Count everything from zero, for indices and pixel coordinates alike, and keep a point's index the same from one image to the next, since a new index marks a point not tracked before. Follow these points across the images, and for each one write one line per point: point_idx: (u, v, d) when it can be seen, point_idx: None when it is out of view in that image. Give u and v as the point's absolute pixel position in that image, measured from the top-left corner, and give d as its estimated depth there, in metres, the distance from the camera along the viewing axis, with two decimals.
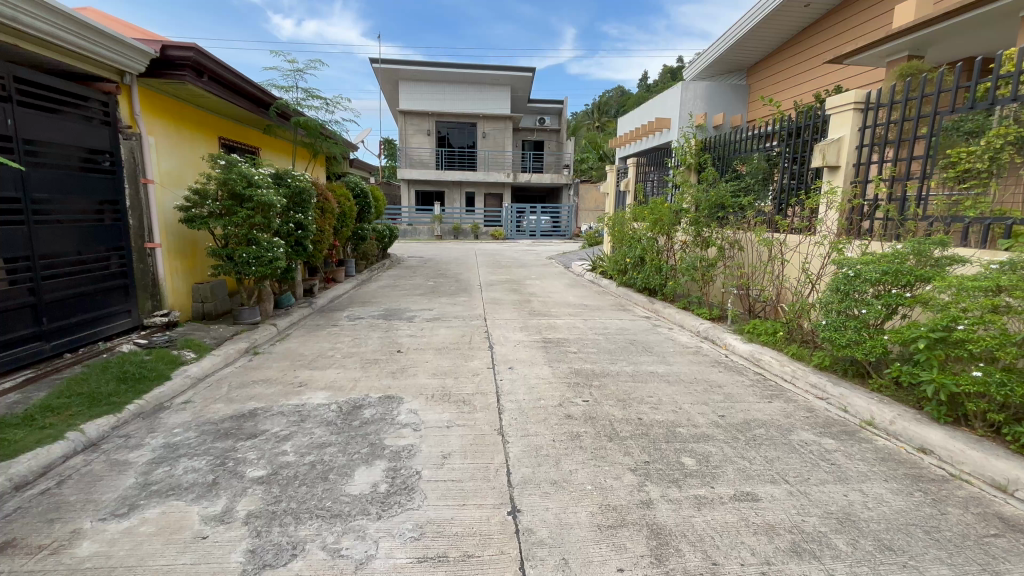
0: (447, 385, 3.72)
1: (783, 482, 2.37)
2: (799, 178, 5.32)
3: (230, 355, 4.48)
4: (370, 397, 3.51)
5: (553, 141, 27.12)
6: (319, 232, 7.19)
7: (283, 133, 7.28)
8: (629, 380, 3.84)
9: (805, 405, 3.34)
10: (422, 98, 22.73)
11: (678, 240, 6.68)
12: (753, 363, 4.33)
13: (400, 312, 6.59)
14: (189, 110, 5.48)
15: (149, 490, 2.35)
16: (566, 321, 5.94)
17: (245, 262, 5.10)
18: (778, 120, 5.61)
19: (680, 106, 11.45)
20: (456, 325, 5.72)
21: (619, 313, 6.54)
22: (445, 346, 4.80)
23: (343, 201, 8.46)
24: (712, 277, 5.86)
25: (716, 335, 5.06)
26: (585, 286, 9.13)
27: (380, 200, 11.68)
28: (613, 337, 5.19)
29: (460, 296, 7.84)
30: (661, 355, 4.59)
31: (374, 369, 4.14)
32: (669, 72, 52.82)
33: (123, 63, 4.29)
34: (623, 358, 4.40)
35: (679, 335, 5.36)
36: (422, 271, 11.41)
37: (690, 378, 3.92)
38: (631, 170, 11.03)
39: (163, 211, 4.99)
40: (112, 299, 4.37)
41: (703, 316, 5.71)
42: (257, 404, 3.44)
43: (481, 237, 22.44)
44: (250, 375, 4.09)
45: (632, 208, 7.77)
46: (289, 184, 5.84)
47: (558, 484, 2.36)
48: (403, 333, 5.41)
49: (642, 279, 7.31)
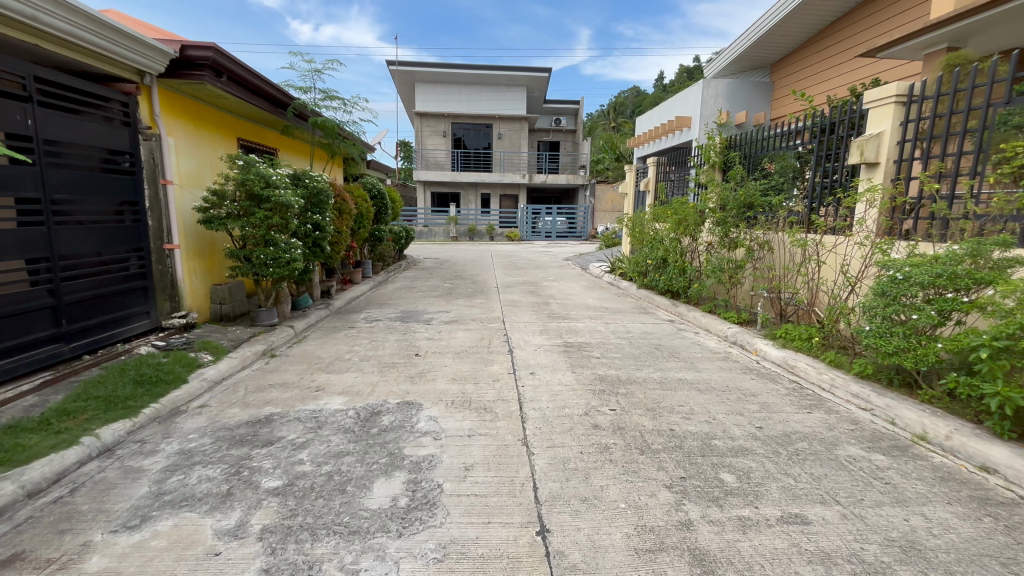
0: (467, 391, 3.58)
1: (835, 504, 2.18)
2: (834, 176, 5.07)
3: (247, 358, 4.42)
4: (388, 403, 3.40)
5: (569, 142, 26.91)
6: (337, 233, 7.15)
7: (300, 134, 7.24)
8: (657, 387, 3.67)
9: (849, 417, 3.13)
10: (438, 100, 22.76)
11: (703, 241, 6.48)
12: (786, 369, 4.12)
13: (417, 314, 6.50)
14: (209, 112, 5.46)
15: (162, 501, 2.26)
16: (587, 325, 5.77)
17: (263, 263, 5.07)
18: (810, 116, 5.39)
19: (701, 104, 11.18)
20: (474, 328, 5.60)
21: (641, 316, 6.35)
22: (464, 350, 4.68)
23: (360, 202, 8.43)
24: (740, 279, 5.63)
25: (746, 340, 4.85)
26: (605, 289, 8.94)
27: (396, 201, 11.66)
28: (637, 342, 5.01)
29: (478, 299, 7.72)
30: (688, 361, 4.40)
31: (392, 374, 4.04)
32: (686, 72, 52.26)
33: (143, 64, 4.26)
34: (649, 364, 4.23)
35: (706, 340, 5.15)
36: (438, 272, 11.34)
37: (722, 387, 3.72)
38: (651, 170, 10.81)
39: (181, 212, 4.95)
40: (131, 301, 4.35)
41: (731, 320, 5.49)
42: (274, 408, 3.36)
43: (497, 239, 22.37)
44: (267, 378, 4.02)
45: (654, 208, 7.58)
46: (307, 185, 5.80)
47: (588, 501, 2.21)
48: (421, 336, 5.31)
49: (665, 282, 7.10)
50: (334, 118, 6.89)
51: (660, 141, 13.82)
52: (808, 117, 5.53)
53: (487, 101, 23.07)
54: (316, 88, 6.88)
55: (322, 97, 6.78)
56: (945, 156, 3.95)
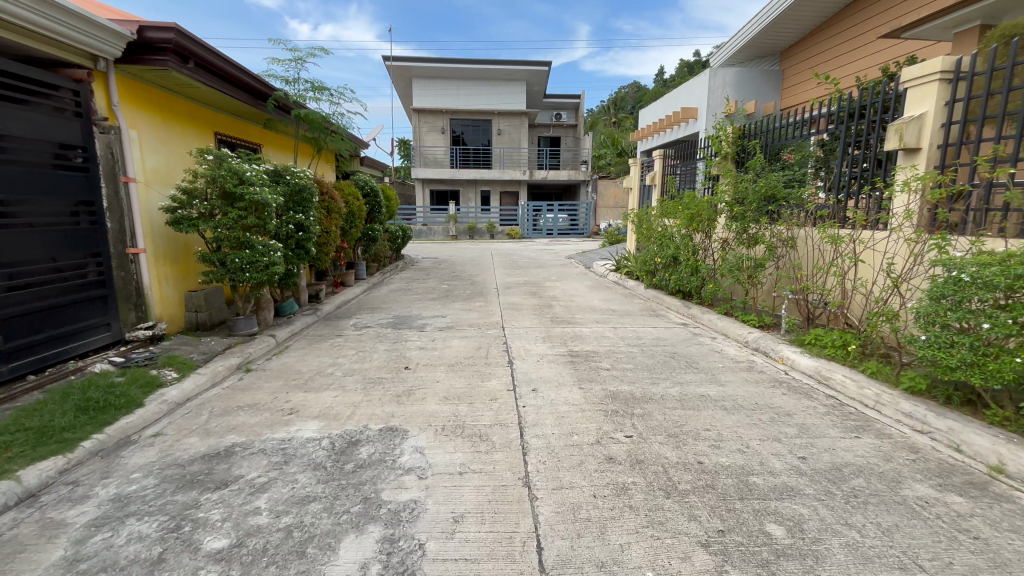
0: (461, 414, 3.14)
1: (918, 572, 1.73)
2: (863, 166, 4.61)
3: (218, 374, 3.99)
4: (369, 429, 2.96)
5: (570, 137, 26.41)
6: (325, 233, 6.71)
7: (284, 128, 6.79)
8: (677, 408, 3.21)
9: (906, 444, 2.68)
10: (436, 96, 22.29)
11: (717, 238, 6.05)
12: (820, 382, 3.67)
13: (410, 320, 6.04)
14: (180, 103, 5.03)
15: (74, 572, 1.82)
16: (594, 330, 5.31)
17: (239, 268, 4.63)
18: (836, 100, 4.93)
19: (708, 94, 10.78)
20: (471, 335, 5.15)
21: (652, 320, 5.89)
22: (459, 362, 4.22)
23: (352, 200, 7.97)
24: (759, 279, 5.18)
25: (770, 347, 4.39)
26: (610, 289, 8.50)
27: (392, 200, 11.22)
28: (649, 350, 4.56)
29: (476, 301, 7.28)
30: (708, 372, 3.94)
31: (377, 392, 3.59)
32: (687, 66, 51.72)
33: (96, 47, 3.78)
34: (665, 378, 3.78)
35: (725, 347, 4.69)
36: (436, 272, 10.91)
37: (751, 404, 3.27)
38: (657, 164, 10.31)
39: (147, 212, 4.50)
40: (88, 312, 3.91)
41: (751, 324, 5.03)
42: (238, 437, 2.92)
43: (497, 237, 21.94)
44: (237, 398, 3.58)
45: (663, 203, 7.11)
46: (288, 182, 5.36)
47: (606, 568, 1.77)
48: (413, 346, 4.85)
49: (676, 281, 6.63)
50: (319, 110, 6.43)
51: (665, 133, 13.33)
52: (833, 102, 5.07)
53: (486, 97, 22.60)
54: (301, 79, 6.41)
55: (308, 88, 6.31)
56: (1001, 139, 3.49)
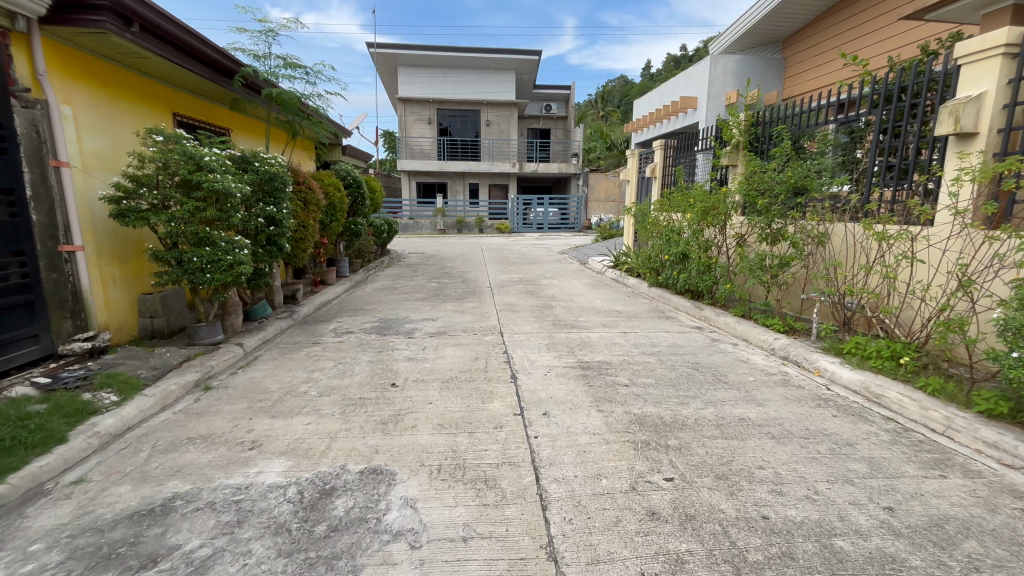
0: (460, 449, 2.59)
1: None
2: (902, 154, 4.17)
3: (170, 395, 3.37)
4: (348, 472, 2.39)
5: (560, 129, 25.85)
6: (301, 227, 6.08)
7: (255, 110, 6.09)
8: (718, 437, 2.70)
9: (1005, 486, 2.21)
10: (423, 85, 21.53)
11: (733, 233, 5.58)
12: (870, 399, 3.21)
13: (398, 324, 5.45)
14: (128, 77, 4.37)
15: None
16: (602, 336, 4.79)
17: (197, 268, 4.01)
18: (871, 81, 4.47)
19: (709, 82, 10.36)
20: (465, 343, 4.59)
21: (662, 323, 5.39)
22: (454, 377, 3.66)
23: (332, 192, 7.32)
24: (784, 279, 4.71)
25: (804, 357, 3.92)
26: (610, 287, 7.99)
27: (377, 192, 10.56)
28: (668, 360, 4.06)
29: (469, 301, 6.72)
30: (740, 389, 3.44)
31: (358, 418, 3.01)
32: (674, 60, 51.42)
33: (15, 3, 3.10)
34: (694, 397, 3.27)
35: (750, 356, 4.21)
36: (424, 269, 10.31)
37: (801, 431, 2.78)
38: (656, 155, 9.80)
39: (85, 202, 3.83)
40: (9, 322, 3.25)
41: (776, 328, 4.57)
42: (181, 484, 2.33)
43: (486, 231, 21.32)
44: (188, 427, 2.98)
45: (670, 196, 6.61)
46: (257, 169, 4.72)
47: None
48: (401, 356, 4.27)
49: (684, 280, 6.14)
50: (293, 90, 5.74)
51: (662, 125, 12.85)
52: (865, 84, 4.61)
53: (474, 87, 21.89)
54: (272, 54, 5.72)
55: (280, 64, 5.62)
56: None
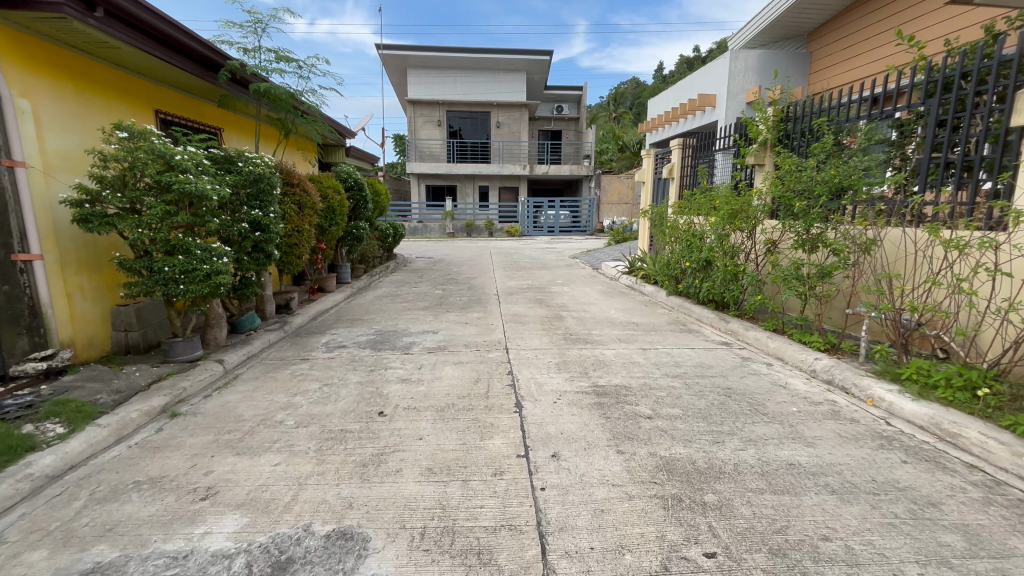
0: (451, 505, 2.14)
1: None
2: (966, 149, 3.65)
3: (128, 424, 2.97)
4: (312, 537, 1.95)
5: (571, 131, 25.41)
6: (295, 232, 5.72)
7: (245, 107, 5.72)
8: (765, 491, 2.21)
9: None
10: (432, 87, 21.24)
11: (763, 238, 5.09)
12: (943, 439, 2.70)
13: (395, 338, 5.02)
14: (100, 70, 4.03)
15: None
16: (619, 354, 4.31)
17: (169, 278, 3.63)
18: (924, 67, 3.96)
19: (729, 79, 9.83)
20: (466, 361, 4.14)
21: (685, 338, 4.88)
22: (451, 405, 3.21)
23: (331, 194, 6.96)
24: (825, 290, 4.19)
25: (853, 382, 3.41)
26: (625, 295, 7.50)
27: (382, 194, 10.18)
28: (695, 385, 3.57)
29: (473, 311, 6.28)
30: (783, 423, 2.94)
31: (336, 459, 2.57)
32: (687, 60, 50.76)
33: None
34: (730, 435, 2.78)
35: (789, 379, 3.69)
36: (430, 275, 9.90)
37: (869, 482, 2.28)
38: (674, 155, 9.28)
39: (45, 205, 3.46)
40: None
41: (816, 346, 4.05)
42: (107, 550, 1.91)
43: (496, 234, 20.92)
44: (140, 466, 2.57)
45: (693, 198, 6.15)
46: (241, 170, 4.34)
47: None
48: (394, 376, 3.84)
49: (707, 289, 5.64)
50: (285, 85, 5.36)
51: (678, 124, 12.33)
52: (918, 71, 4.09)
53: (484, 88, 21.53)
54: (263, 48, 5.35)
55: (271, 57, 5.24)
56: None
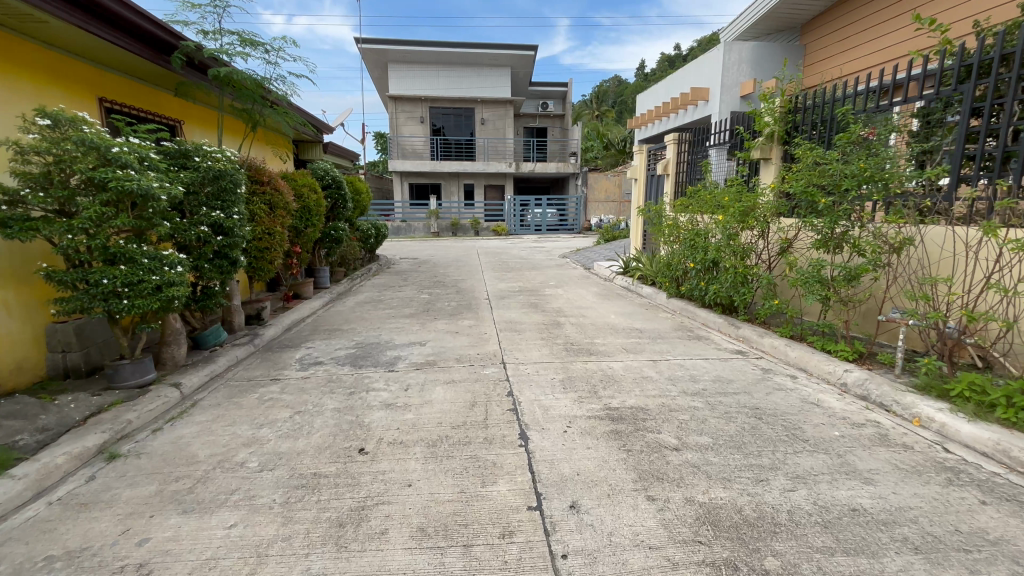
0: None
1: None
2: (1007, 139, 3.33)
3: (51, 474, 2.44)
4: None
5: (557, 128, 25.02)
6: (266, 235, 5.17)
7: (206, 97, 5.16)
8: (836, 552, 1.81)
9: None
10: (414, 82, 20.63)
11: (777, 237, 4.73)
12: (1016, 470, 2.35)
13: (378, 351, 4.53)
14: (28, 50, 3.46)
15: None
16: (629, 368, 3.89)
17: (109, 292, 3.08)
18: (955, 51, 3.64)
19: (723, 72, 9.51)
20: (459, 380, 3.68)
21: (695, 346, 4.51)
22: (445, 437, 2.76)
23: (306, 193, 6.42)
24: (851, 295, 3.83)
25: (894, 399, 3.06)
26: (623, 298, 7.11)
27: (363, 193, 9.63)
28: (720, 405, 3.17)
29: (464, 319, 5.80)
30: (830, 452, 2.55)
31: (306, 518, 2.09)
32: (668, 59, 50.91)
33: None
34: (773, 470, 2.38)
35: (821, 396, 3.32)
36: (415, 277, 9.39)
37: (954, 535, 1.90)
38: (668, 150, 8.91)
39: None
40: None
41: (842, 356, 3.70)
42: None
43: (482, 234, 20.46)
44: (57, 533, 2.06)
45: (696, 194, 5.78)
46: (199, 166, 3.80)
47: None
48: (377, 401, 3.35)
49: (714, 292, 5.26)
50: (251, 72, 4.81)
51: (669, 119, 12.01)
52: (947, 55, 3.76)
53: (468, 83, 20.99)
54: (225, 30, 4.79)
55: (234, 40, 4.69)
56: None
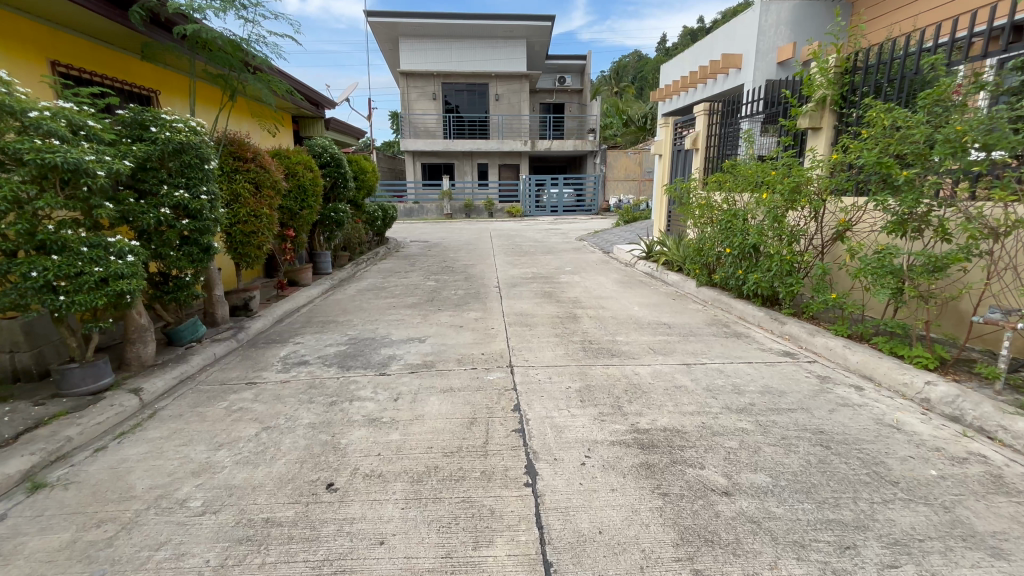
0: None
1: None
2: None
3: None
4: None
5: (575, 104, 23.98)
6: (251, 217, 4.65)
7: (178, 62, 4.61)
8: None
9: None
10: (426, 57, 19.82)
11: (835, 220, 4.03)
12: None
13: (369, 350, 4.00)
14: None
15: None
16: (658, 374, 3.29)
17: (42, 286, 2.58)
18: None
19: (759, 35, 8.57)
20: (457, 388, 3.12)
21: (734, 346, 3.88)
22: (434, 470, 2.22)
23: (301, 171, 5.91)
24: (932, 289, 3.16)
25: (1001, 425, 2.42)
26: (647, 285, 6.45)
27: (368, 172, 9.05)
28: (775, 428, 2.56)
29: (469, 311, 5.24)
30: (934, 504, 1.94)
31: None
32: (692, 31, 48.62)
33: None
34: (863, 531, 1.79)
35: (899, 416, 2.69)
36: (422, 263, 8.84)
37: None
38: (698, 122, 8.09)
39: None
40: None
41: (920, 363, 3.06)
42: None
43: (496, 216, 19.80)
44: None
45: (732, 171, 5.07)
46: (156, 138, 3.27)
47: None
48: (359, 415, 2.84)
49: (753, 282, 4.59)
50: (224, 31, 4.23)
51: (696, 90, 11.08)
52: None
53: (481, 57, 20.07)
54: None
55: None
56: None
